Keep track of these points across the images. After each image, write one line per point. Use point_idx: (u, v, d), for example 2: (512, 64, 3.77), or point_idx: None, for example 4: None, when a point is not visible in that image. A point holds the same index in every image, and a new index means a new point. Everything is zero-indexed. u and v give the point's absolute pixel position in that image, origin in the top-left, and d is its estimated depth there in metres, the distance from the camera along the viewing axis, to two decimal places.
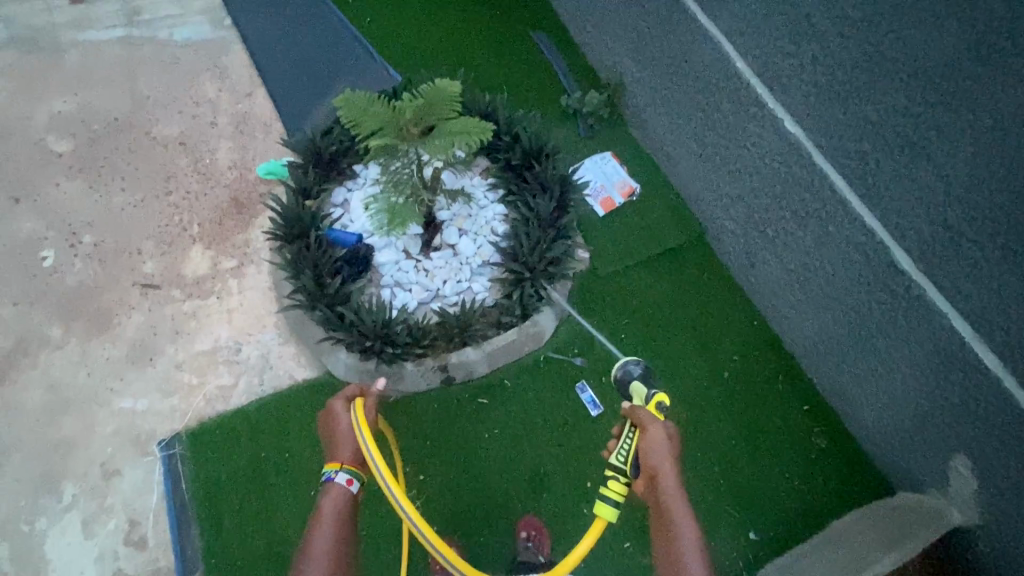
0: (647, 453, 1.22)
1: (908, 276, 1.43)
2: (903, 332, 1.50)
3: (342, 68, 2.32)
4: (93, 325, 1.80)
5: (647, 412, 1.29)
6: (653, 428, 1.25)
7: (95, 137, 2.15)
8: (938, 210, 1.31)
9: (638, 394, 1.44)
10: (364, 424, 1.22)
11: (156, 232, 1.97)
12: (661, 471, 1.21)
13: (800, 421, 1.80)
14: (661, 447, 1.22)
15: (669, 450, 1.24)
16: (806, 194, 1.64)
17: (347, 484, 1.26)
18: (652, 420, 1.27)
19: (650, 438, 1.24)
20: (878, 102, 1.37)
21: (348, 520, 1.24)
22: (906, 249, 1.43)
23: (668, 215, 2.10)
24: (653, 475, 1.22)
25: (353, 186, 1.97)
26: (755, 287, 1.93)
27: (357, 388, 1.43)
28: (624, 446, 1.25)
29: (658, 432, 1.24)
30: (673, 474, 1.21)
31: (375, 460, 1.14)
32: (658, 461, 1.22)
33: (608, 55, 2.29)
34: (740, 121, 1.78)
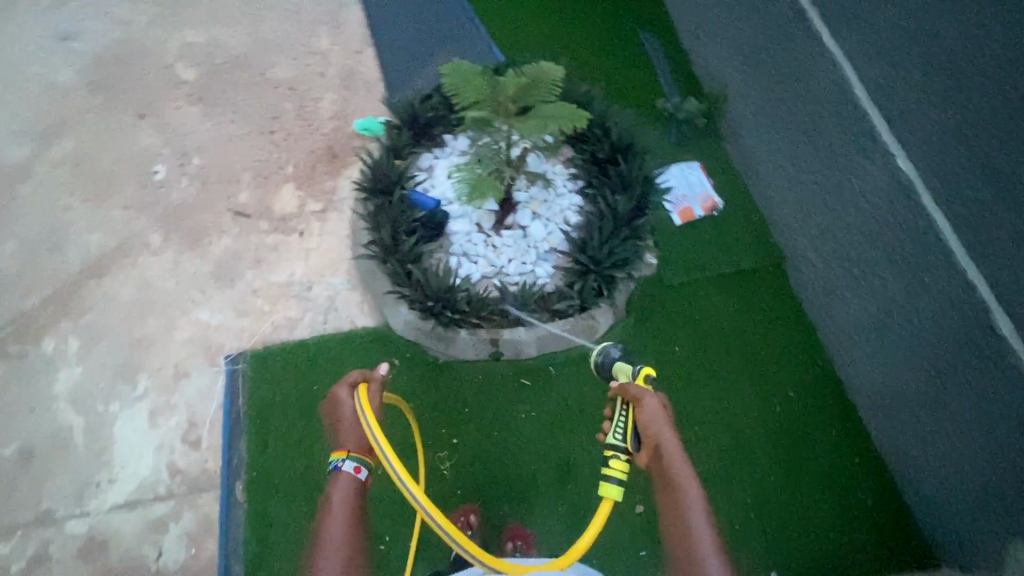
0: (645, 425, 1.22)
1: (1005, 343, 1.32)
2: (987, 401, 1.39)
3: (450, 40, 2.40)
4: (188, 240, 1.95)
5: (638, 386, 1.27)
6: (647, 399, 1.24)
7: (218, 71, 2.31)
8: None
9: (621, 372, 1.34)
10: (369, 411, 1.21)
11: (255, 166, 2.11)
12: (662, 441, 1.22)
13: (849, 473, 1.71)
14: (659, 418, 1.22)
15: (665, 421, 1.24)
16: (907, 236, 1.54)
17: (355, 471, 1.27)
18: (644, 392, 1.25)
19: (646, 411, 1.22)
20: (1009, 150, 1.26)
21: (359, 505, 1.24)
22: (1009, 311, 1.32)
23: (747, 236, 2.04)
24: (653, 445, 1.23)
25: (440, 154, 2.02)
26: (828, 325, 1.84)
27: (359, 372, 1.40)
28: (620, 423, 1.21)
29: (653, 405, 1.23)
30: (674, 442, 1.22)
31: (380, 446, 1.12)
32: (659, 432, 1.22)
33: (716, 65, 2.24)
34: (846, 151, 1.71)
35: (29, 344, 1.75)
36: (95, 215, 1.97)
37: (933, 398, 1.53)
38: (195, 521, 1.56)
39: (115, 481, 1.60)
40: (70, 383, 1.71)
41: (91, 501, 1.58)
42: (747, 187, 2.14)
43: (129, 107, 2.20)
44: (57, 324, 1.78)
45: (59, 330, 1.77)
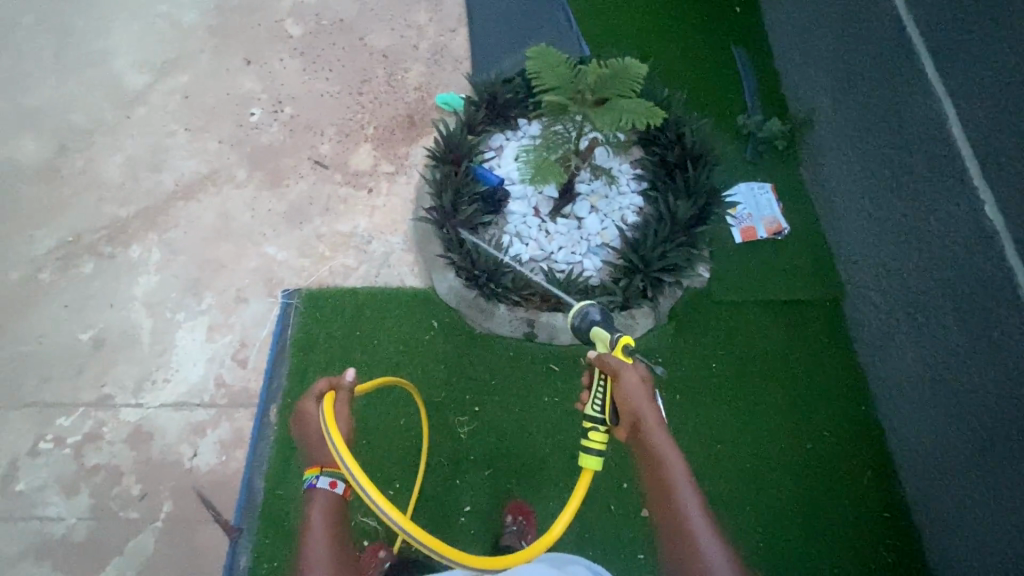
0: (624, 398, 1.18)
1: None
2: None
3: (541, 30, 2.46)
4: (269, 180, 2.10)
5: (617, 357, 1.22)
6: (627, 371, 1.19)
7: (322, 31, 2.47)
8: None
9: (600, 340, 1.30)
10: (335, 431, 1.09)
11: (340, 123, 2.24)
12: (643, 415, 1.18)
13: (872, 525, 1.64)
14: (638, 390, 1.18)
15: (646, 394, 1.20)
16: (982, 288, 1.45)
17: (331, 486, 1.20)
18: (624, 363, 1.20)
19: (624, 384, 1.19)
20: None
21: (339, 521, 1.18)
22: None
23: (808, 266, 1.98)
24: (633, 419, 1.19)
25: (511, 136, 2.08)
26: (879, 369, 1.76)
27: (326, 381, 1.32)
28: (599, 395, 1.22)
29: (632, 377, 1.19)
30: (654, 416, 1.18)
31: (352, 473, 1.02)
32: (639, 405, 1.18)
33: (807, 89, 2.19)
34: (932, 192, 1.63)
35: (118, 248, 1.93)
36: (194, 144, 2.15)
37: (981, 463, 1.44)
38: (230, 431, 1.68)
39: (169, 382, 1.75)
40: (146, 289, 1.87)
41: (145, 396, 1.73)
42: (817, 217, 2.08)
43: (239, 52, 2.38)
44: (144, 235, 1.96)
45: (145, 240, 1.95)
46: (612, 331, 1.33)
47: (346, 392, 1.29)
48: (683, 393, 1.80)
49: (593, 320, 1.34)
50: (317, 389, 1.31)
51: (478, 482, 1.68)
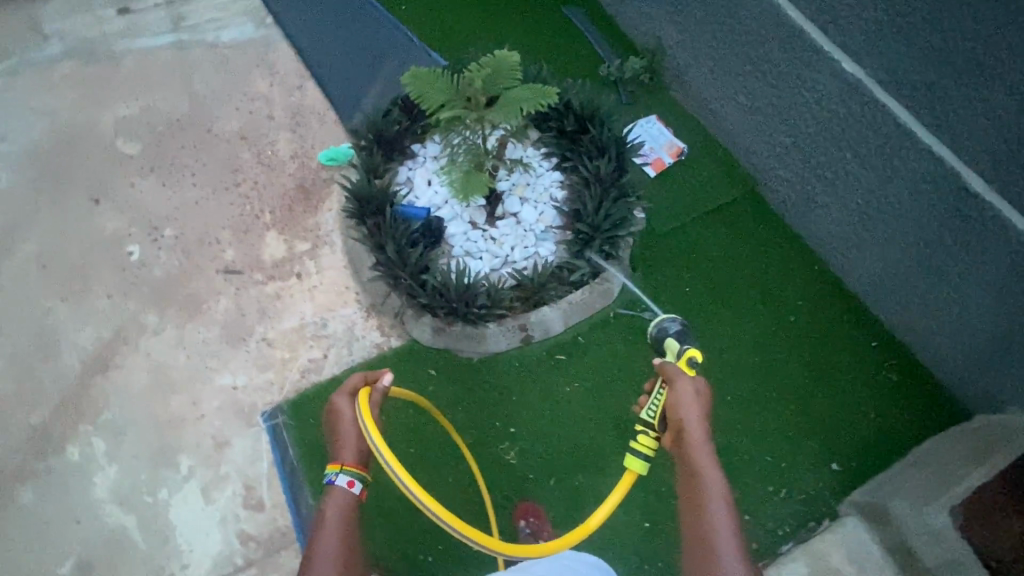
0: (674, 406, 1.26)
1: (981, 199, 1.48)
2: (977, 255, 1.55)
3: (387, 55, 2.48)
4: (185, 311, 1.89)
5: (676, 368, 1.32)
6: (681, 384, 1.29)
7: (162, 139, 2.26)
8: (1009, 129, 1.37)
9: (671, 349, 1.50)
10: (369, 417, 1.17)
11: (231, 222, 2.06)
12: (689, 427, 1.23)
13: (872, 357, 1.84)
14: (689, 402, 1.25)
15: (698, 406, 1.26)
16: (869, 130, 1.68)
17: (349, 486, 1.19)
18: (681, 375, 1.30)
19: (677, 393, 1.27)
20: (944, 31, 1.41)
21: (352, 523, 1.17)
22: (978, 171, 1.47)
23: (718, 171, 2.16)
24: (678, 428, 1.25)
25: (414, 165, 2.05)
26: (815, 230, 1.97)
27: (361, 378, 1.34)
28: (654, 403, 1.32)
29: (685, 388, 1.27)
30: (699, 428, 1.22)
31: (377, 446, 1.10)
32: (687, 416, 1.24)
33: (644, 20, 2.36)
34: (794, 68, 1.83)
35: (53, 458, 1.67)
36: (81, 311, 1.88)
37: (933, 269, 1.66)
38: None
39: (190, 565, 1.56)
40: (110, 485, 1.64)
41: None
42: (705, 126, 2.27)
43: (82, 195, 2.11)
44: (75, 430, 1.70)
45: (80, 434, 1.70)
46: (681, 345, 1.52)
47: (379, 393, 1.32)
48: None
49: (669, 332, 1.58)
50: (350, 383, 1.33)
51: (547, 494, 1.68)
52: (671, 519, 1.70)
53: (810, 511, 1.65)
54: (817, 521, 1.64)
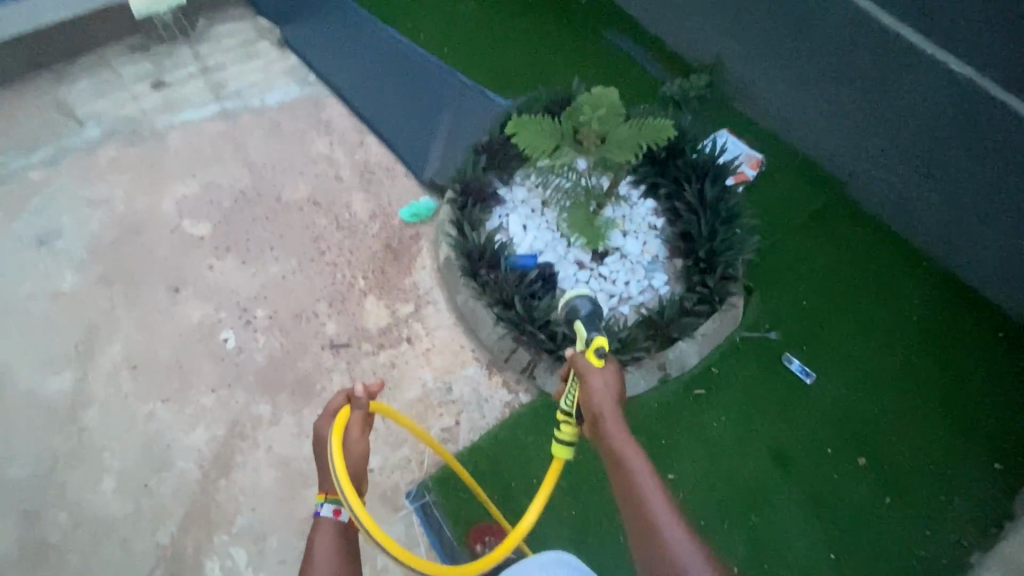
0: (586, 399, 1.11)
1: None
2: None
3: (439, 98, 2.41)
4: (299, 395, 1.79)
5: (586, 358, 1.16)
6: (592, 376, 1.13)
7: (229, 214, 2.16)
8: None
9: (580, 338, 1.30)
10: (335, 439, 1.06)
11: (326, 293, 1.98)
12: (605, 416, 1.08)
13: (1003, 347, 1.83)
14: (602, 392, 1.10)
15: (613, 395, 1.11)
16: (984, 126, 1.73)
17: (334, 514, 1.08)
18: (590, 366, 1.15)
19: (591, 386, 1.12)
20: None
21: (343, 554, 1.05)
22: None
23: (802, 178, 2.14)
24: (594, 418, 1.10)
25: (504, 212, 1.99)
26: (916, 228, 1.98)
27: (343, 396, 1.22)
28: (570, 397, 1.16)
29: (597, 379, 1.12)
30: (615, 414, 1.08)
31: (333, 465, 1.01)
32: (603, 404, 1.09)
33: (697, 38, 2.37)
34: (889, 72, 1.87)
35: None
36: (186, 411, 1.76)
37: None
38: None
39: None
40: None
41: None
42: (773, 134, 2.26)
43: (158, 285, 1.99)
44: (212, 542, 1.59)
45: (218, 547, 1.58)
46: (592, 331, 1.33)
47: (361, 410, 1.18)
48: (806, 341, 1.85)
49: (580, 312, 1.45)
50: (332, 406, 1.21)
51: (726, 537, 1.62)
52: (858, 550, 1.59)
53: (987, 516, 1.62)
54: (998, 527, 1.60)
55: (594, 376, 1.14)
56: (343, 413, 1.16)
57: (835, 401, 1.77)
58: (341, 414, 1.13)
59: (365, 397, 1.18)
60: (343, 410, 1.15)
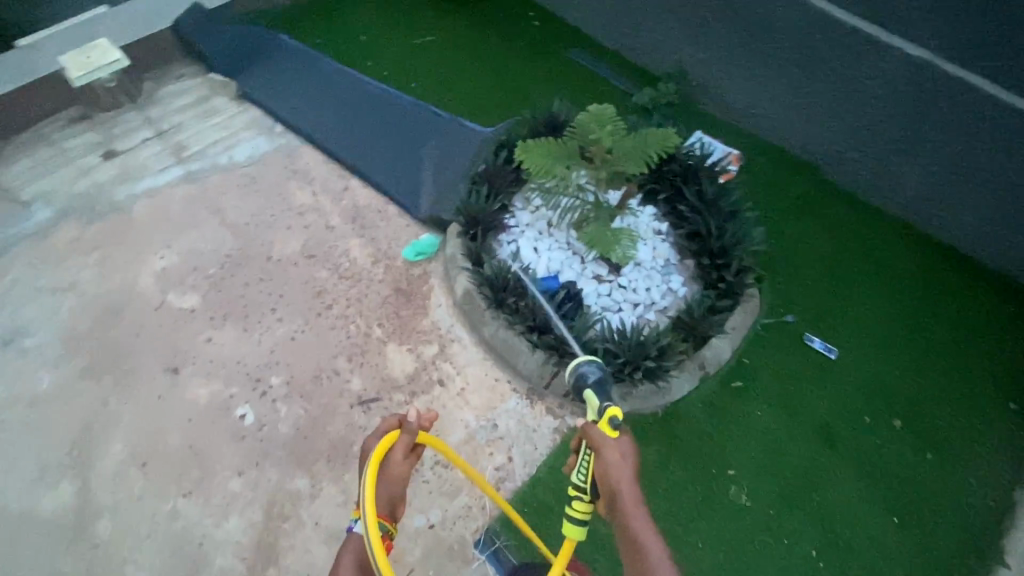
0: (603, 475, 1.06)
1: None
2: None
3: (416, 131, 2.36)
4: (337, 462, 1.69)
5: (598, 428, 1.11)
6: (607, 448, 1.08)
7: (218, 281, 2.01)
8: None
9: (590, 404, 1.24)
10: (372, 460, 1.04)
11: (342, 348, 1.89)
12: (623, 495, 1.02)
13: (987, 295, 2.00)
14: (619, 468, 1.05)
15: (630, 471, 1.06)
16: (946, 100, 1.89)
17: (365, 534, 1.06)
18: (604, 437, 1.09)
19: (604, 460, 1.06)
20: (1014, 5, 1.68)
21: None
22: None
23: (779, 168, 2.27)
24: (612, 497, 1.04)
25: (513, 238, 1.98)
26: (892, 200, 2.14)
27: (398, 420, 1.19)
28: (581, 470, 1.10)
29: (612, 452, 1.07)
30: (632, 495, 1.01)
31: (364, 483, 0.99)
32: (620, 482, 1.04)
33: (657, 50, 2.48)
34: (850, 62, 2.02)
35: None
36: (214, 501, 1.63)
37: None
38: None
39: None
40: None
41: None
42: (744, 131, 2.38)
43: (152, 368, 1.83)
44: None
45: None
46: (602, 396, 1.27)
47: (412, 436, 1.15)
48: (821, 319, 1.95)
49: (588, 378, 1.32)
50: (384, 428, 1.19)
51: (800, 525, 1.65)
52: (918, 509, 1.67)
53: (1017, 453, 1.75)
54: None
55: (608, 450, 1.08)
56: (392, 435, 1.14)
57: (861, 370, 1.86)
58: (388, 435, 1.12)
59: (418, 423, 1.15)
60: (392, 432, 1.14)
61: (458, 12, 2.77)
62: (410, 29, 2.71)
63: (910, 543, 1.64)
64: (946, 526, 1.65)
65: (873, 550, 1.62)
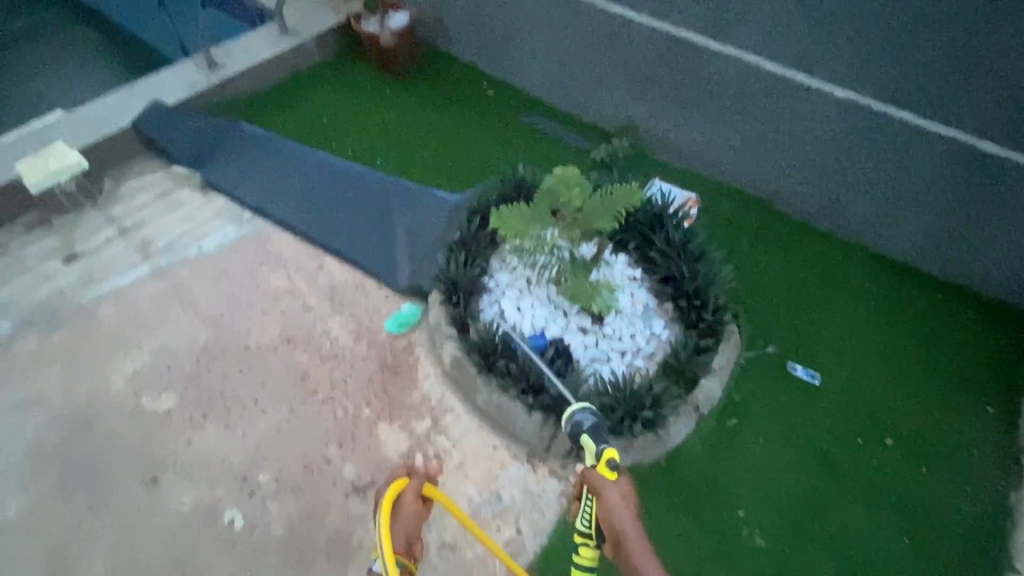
0: (608, 517, 1.17)
1: (1000, 156, 1.88)
2: (1008, 199, 1.92)
3: (386, 204, 2.40)
4: (336, 559, 1.63)
5: (601, 475, 1.23)
6: (608, 491, 1.20)
7: (194, 378, 1.95)
8: (1009, 101, 1.81)
9: (587, 450, 1.32)
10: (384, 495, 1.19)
11: (332, 433, 1.83)
12: (626, 533, 1.15)
13: (946, 305, 2.11)
14: (620, 510, 1.17)
15: (632, 510, 1.18)
16: (878, 134, 2.04)
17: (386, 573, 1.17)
18: (607, 481, 1.21)
19: (608, 504, 1.18)
20: (925, 48, 1.85)
21: None
22: (988, 137, 1.89)
23: (737, 206, 2.40)
24: (615, 538, 1.17)
25: (494, 298, 1.99)
26: (845, 226, 2.27)
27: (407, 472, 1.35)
28: (586, 513, 1.23)
29: (614, 495, 1.19)
30: (637, 533, 1.15)
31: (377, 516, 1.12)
32: (624, 523, 1.16)
33: (609, 107, 2.62)
34: (786, 106, 2.17)
35: None
36: None
37: (968, 220, 2.02)
38: None
39: None
40: None
41: None
42: (699, 173, 2.52)
43: (131, 481, 1.76)
44: None
45: None
46: (599, 439, 1.35)
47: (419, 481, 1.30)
48: (799, 346, 2.01)
49: (583, 426, 1.38)
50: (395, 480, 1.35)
51: (815, 559, 1.64)
52: (925, 526, 1.69)
53: (1006, 456, 1.80)
54: (1018, 463, 1.78)
55: (610, 492, 1.20)
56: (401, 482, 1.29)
57: (845, 392, 1.92)
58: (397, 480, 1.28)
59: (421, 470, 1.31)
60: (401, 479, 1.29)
61: (417, 88, 2.88)
62: (371, 107, 2.81)
63: (923, 563, 1.64)
64: (952, 539, 1.67)
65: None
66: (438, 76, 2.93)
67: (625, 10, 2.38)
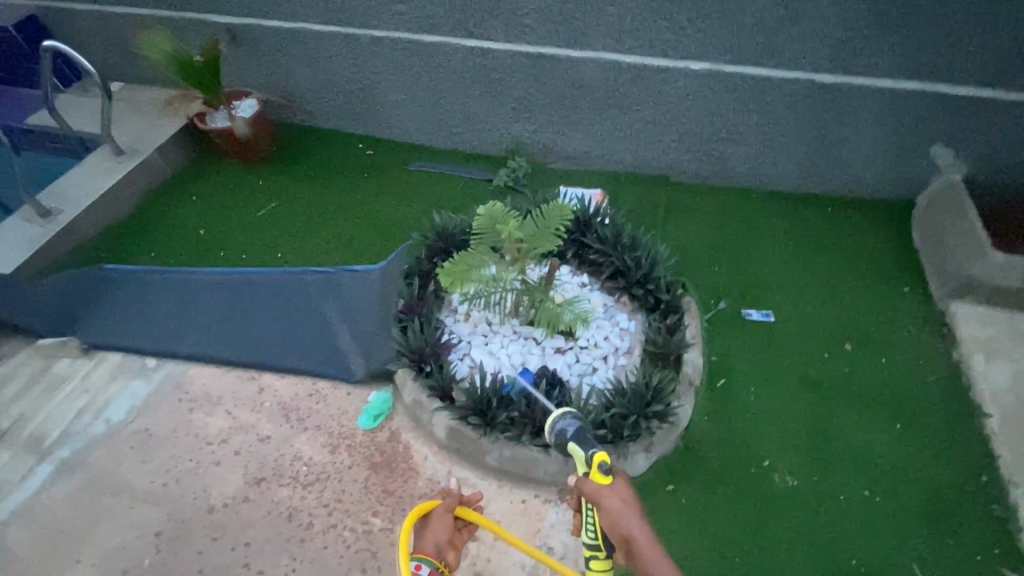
0: (611, 525, 1.06)
1: (835, 82, 2.20)
2: (851, 114, 2.25)
3: (308, 298, 2.21)
4: None
5: (593, 482, 1.10)
6: (606, 498, 1.07)
7: (161, 571, 1.64)
8: (827, 37, 2.12)
9: (579, 457, 1.19)
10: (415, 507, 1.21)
11: (350, 561, 1.64)
12: (634, 537, 1.03)
13: (838, 215, 2.40)
14: (621, 514, 1.05)
15: (634, 511, 1.05)
16: (737, 91, 2.28)
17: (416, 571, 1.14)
18: (600, 487, 1.09)
19: (606, 512, 1.06)
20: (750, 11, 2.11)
21: None
22: (821, 70, 2.20)
23: (639, 188, 2.54)
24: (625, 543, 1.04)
25: (463, 353, 1.92)
26: (734, 176, 2.49)
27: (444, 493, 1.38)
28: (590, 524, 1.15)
29: (609, 502, 1.06)
30: (643, 534, 1.02)
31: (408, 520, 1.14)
32: (627, 527, 1.04)
33: (491, 133, 2.66)
34: (654, 89, 2.35)
35: None
36: None
37: (829, 141, 2.33)
38: None
39: None
40: None
41: None
42: (595, 170, 2.63)
43: None
44: None
45: None
46: (586, 445, 1.22)
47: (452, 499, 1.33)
48: (744, 293, 2.17)
49: (567, 434, 1.27)
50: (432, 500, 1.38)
51: (840, 473, 1.75)
52: (907, 405, 1.88)
53: (932, 322, 2.07)
54: (943, 324, 2.06)
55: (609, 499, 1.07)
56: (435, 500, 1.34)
57: (796, 318, 2.10)
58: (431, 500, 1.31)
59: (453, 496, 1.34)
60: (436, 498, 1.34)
61: (291, 170, 2.72)
62: (249, 203, 2.59)
63: (919, 437, 1.82)
64: (932, 408, 1.88)
65: (902, 461, 1.77)
66: (309, 152, 2.78)
67: (481, 41, 2.43)
